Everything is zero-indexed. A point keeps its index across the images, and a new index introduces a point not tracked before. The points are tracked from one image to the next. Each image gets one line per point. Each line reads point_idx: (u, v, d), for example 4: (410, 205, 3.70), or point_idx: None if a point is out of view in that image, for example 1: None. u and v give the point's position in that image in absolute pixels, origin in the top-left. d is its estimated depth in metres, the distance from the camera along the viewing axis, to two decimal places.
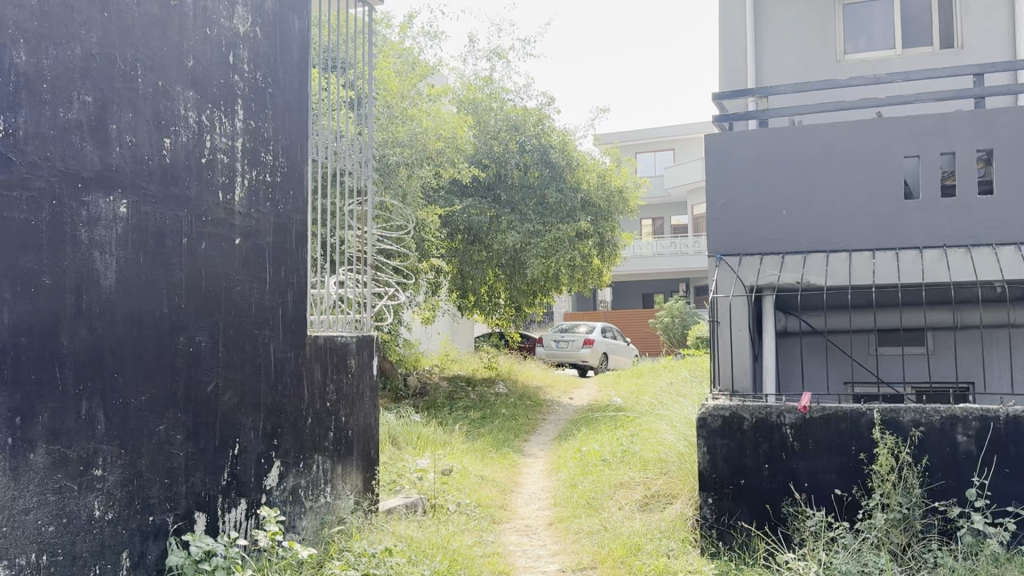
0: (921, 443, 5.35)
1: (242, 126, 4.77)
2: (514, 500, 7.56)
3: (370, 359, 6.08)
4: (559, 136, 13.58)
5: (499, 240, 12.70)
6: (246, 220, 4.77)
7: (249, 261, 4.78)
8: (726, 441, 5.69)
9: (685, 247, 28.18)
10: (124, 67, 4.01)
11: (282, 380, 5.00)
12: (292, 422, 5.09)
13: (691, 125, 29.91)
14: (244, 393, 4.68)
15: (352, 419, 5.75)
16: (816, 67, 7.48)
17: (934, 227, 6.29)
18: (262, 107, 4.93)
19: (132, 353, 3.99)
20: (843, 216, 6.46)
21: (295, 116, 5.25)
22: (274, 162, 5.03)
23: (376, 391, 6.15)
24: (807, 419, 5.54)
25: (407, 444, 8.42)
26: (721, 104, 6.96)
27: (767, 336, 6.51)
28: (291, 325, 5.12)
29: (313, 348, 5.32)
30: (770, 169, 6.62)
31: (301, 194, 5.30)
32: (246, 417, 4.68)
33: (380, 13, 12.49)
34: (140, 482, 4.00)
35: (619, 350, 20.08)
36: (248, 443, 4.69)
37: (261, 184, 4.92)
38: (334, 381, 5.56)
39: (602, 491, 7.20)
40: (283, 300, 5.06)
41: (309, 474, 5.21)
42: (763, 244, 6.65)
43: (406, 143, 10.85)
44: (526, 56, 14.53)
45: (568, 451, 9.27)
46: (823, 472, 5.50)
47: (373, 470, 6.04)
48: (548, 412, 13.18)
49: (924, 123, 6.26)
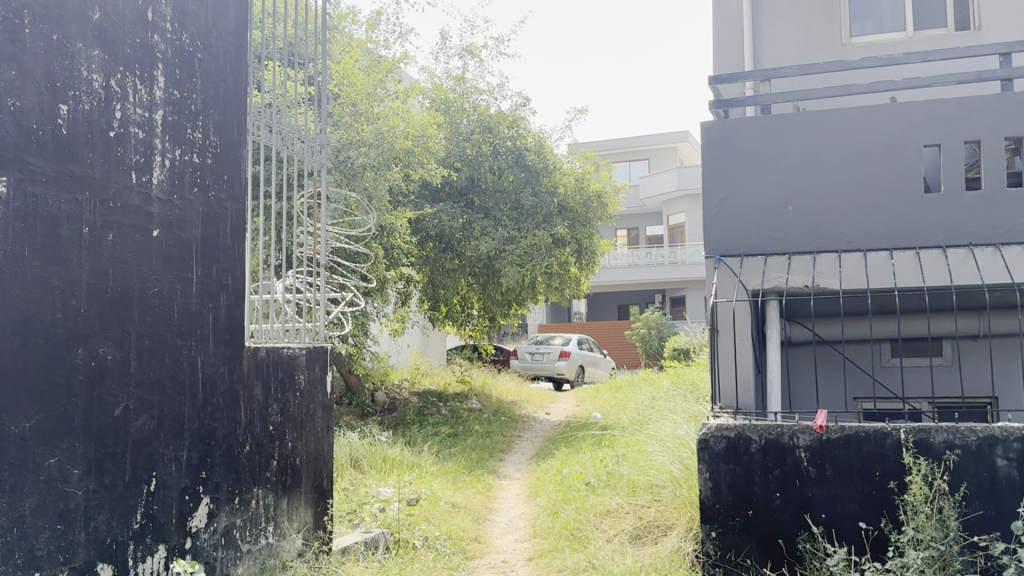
0: (956, 468, 4.65)
1: (165, 95, 3.97)
2: (488, 531, 6.77)
3: (323, 375, 5.24)
4: (534, 138, 12.87)
5: (473, 247, 11.94)
6: (167, 209, 3.96)
7: (172, 258, 3.97)
8: (731, 467, 4.97)
9: (661, 256, 27.52)
10: (4, 13, 3.22)
11: (212, 402, 4.18)
12: (226, 452, 4.26)
13: (667, 134, 29.40)
14: (163, 417, 3.87)
15: (301, 444, 4.91)
16: (820, 51, 6.80)
17: (958, 223, 5.63)
18: (189, 75, 4.12)
19: (11, 370, 3.19)
20: (857, 212, 5.78)
21: (232, 88, 4.44)
22: (203, 141, 4.21)
23: (329, 411, 5.30)
24: (824, 441, 4.84)
25: (370, 468, 7.64)
26: (716, 89, 6.25)
27: (773, 348, 5.81)
28: (224, 335, 4.29)
29: (252, 361, 4.49)
30: (773, 162, 5.94)
31: (238, 179, 4.46)
32: (166, 447, 3.88)
33: (343, 8, 11.74)
34: (23, 530, 3.19)
35: (596, 363, 19.36)
36: (167, 477, 3.88)
37: (188, 167, 4.11)
38: (279, 401, 4.72)
39: (587, 521, 6.46)
40: (215, 305, 4.23)
41: (246, 512, 4.40)
42: (766, 245, 5.97)
43: (372, 143, 10.10)
44: (500, 54, 13.84)
45: (548, 473, 8.50)
46: (843, 502, 4.80)
47: (327, 502, 5.21)
48: (524, 428, 12.41)
49: (947, 106, 5.62)
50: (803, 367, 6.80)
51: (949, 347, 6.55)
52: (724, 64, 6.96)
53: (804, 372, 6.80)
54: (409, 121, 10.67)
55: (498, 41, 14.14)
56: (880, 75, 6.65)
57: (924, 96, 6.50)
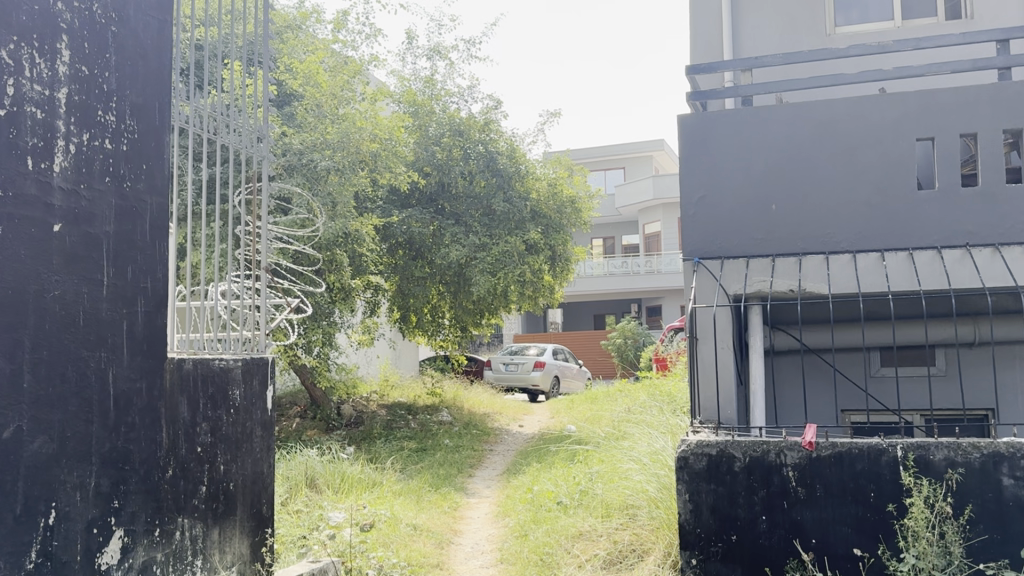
0: (959, 488, 4.24)
1: (70, 71, 3.46)
2: (452, 556, 6.29)
3: (263, 389, 4.75)
4: (506, 142, 12.40)
5: (442, 255, 11.45)
6: (72, 201, 3.45)
7: (77, 257, 3.46)
8: (713, 487, 4.52)
9: (637, 266, 27.14)
10: None
11: (127, 421, 3.66)
12: (144, 477, 3.75)
13: (642, 143, 29.10)
14: (65, 440, 3.35)
15: (234, 467, 4.40)
16: (801, 43, 6.44)
17: (954, 222, 5.25)
18: (100, 51, 3.62)
19: None
20: (846, 210, 5.39)
21: (153, 67, 3.93)
22: (117, 124, 3.70)
23: (269, 430, 4.79)
24: (813, 458, 4.40)
25: (328, 488, 7.14)
26: (693, 79, 5.82)
27: (756, 357, 5.39)
28: (143, 345, 3.78)
29: (176, 374, 3.99)
30: (755, 157, 5.54)
31: (161, 169, 3.95)
32: (70, 473, 3.36)
33: (307, 6, 11.23)
34: None
35: (572, 374, 18.93)
36: (71, 508, 3.36)
37: (98, 154, 3.60)
38: (209, 420, 4.22)
39: (558, 545, 5.98)
40: (130, 311, 3.72)
41: (168, 545, 3.89)
42: (749, 246, 5.55)
43: (337, 145, 9.56)
44: (471, 55, 13.39)
45: (518, 492, 8.01)
46: (835, 525, 4.37)
47: (266, 531, 4.70)
48: (495, 442, 11.92)
49: (941, 98, 5.24)
50: (789, 378, 6.38)
51: (942, 356, 6.17)
52: (701, 54, 6.61)
53: (790, 382, 6.39)
54: (377, 123, 10.13)
55: (470, 42, 13.69)
56: (868, 65, 6.26)
57: (913, 86, 6.14)
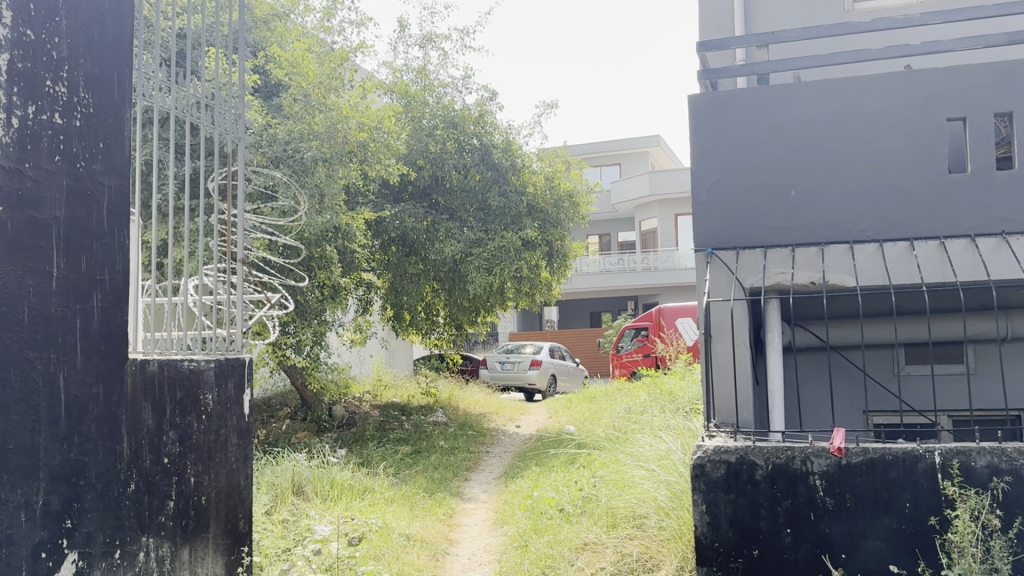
0: (1005, 498, 3.87)
1: (12, 35, 3.04)
2: (447, 568, 5.90)
3: (238, 393, 4.34)
4: (502, 135, 11.98)
5: (436, 251, 11.04)
6: (15, 181, 3.04)
7: (21, 244, 3.05)
8: (732, 498, 4.13)
9: (634, 263, 26.74)
10: None
11: (81, 430, 3.25)
12: (101, 493, 3.33)
13: (637, 139, 28.73)
14: (6, 454, 2.92)
15: (206, 480, 3.99)
16: (817, 19, 6.08)
17: (987, 207, 4.87)
18: (47, 14, 3.20)
19: None
20: (870, 195, 5.00)
21: (109, 34, 3.51)
22: (68, 98, 3.29)
23: (245, 436, 4.39)
24: (842, 466, 4.00)
25: (316, 496, 6.75)
26: (703, 57, 5.42)
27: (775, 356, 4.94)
28: (98, 344, 3.38)
29: (139, 378, 3.59)
30: (773, 139, 5.15)
31: (120, 149, 3.55)
32: (13, 491, 2.93)
33: None
34: None
35: (569, 372, 18.55)
36: (14, 531, 2.93)
37: (46, 129, 3.19)
38: (177, 428, 3.81)
39: (561, 557, 5.57)
40: (84, 307, 3.31)
41: (131, 568, 3.49)
42: (766, 235, 5.16)
43: (324, 136, 9.09)
44: (465, 46, 12.96)
45: (518, 497, 7.61)
46: (868, 539, 3.98)
47: (243, 548, 4.30)
48: (492, 442, 11.53)
49: (973, 75, 4.87)
50: (806, 376, 5.99)
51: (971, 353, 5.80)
52: (711, 32, 6.23)
53: (808, 379, 6.00)
54: (366, 114, 9.70)
55: (464, 32, 13.25)
56: (889, 42, 5.90)
57: (936, 64, 5.78)
